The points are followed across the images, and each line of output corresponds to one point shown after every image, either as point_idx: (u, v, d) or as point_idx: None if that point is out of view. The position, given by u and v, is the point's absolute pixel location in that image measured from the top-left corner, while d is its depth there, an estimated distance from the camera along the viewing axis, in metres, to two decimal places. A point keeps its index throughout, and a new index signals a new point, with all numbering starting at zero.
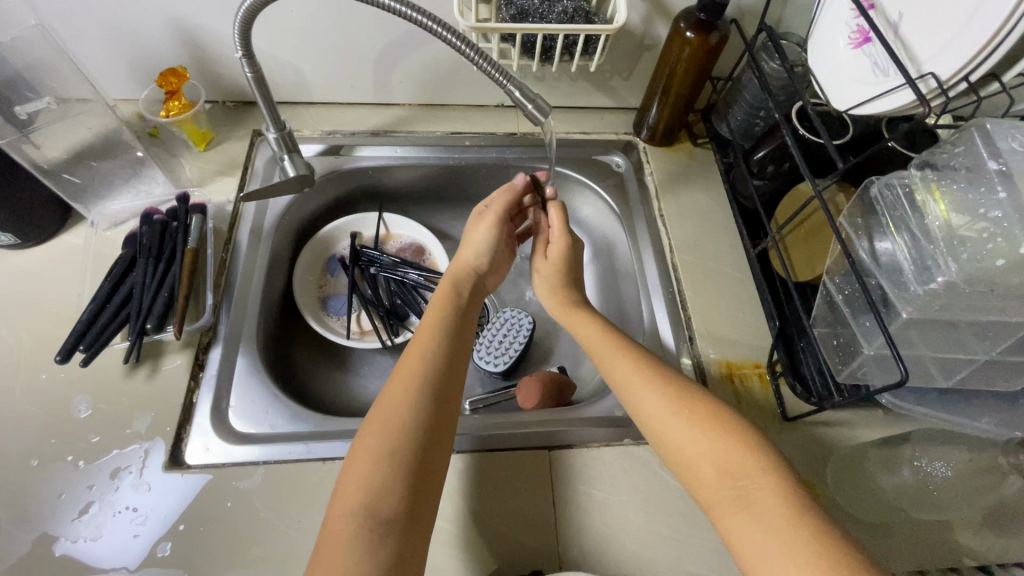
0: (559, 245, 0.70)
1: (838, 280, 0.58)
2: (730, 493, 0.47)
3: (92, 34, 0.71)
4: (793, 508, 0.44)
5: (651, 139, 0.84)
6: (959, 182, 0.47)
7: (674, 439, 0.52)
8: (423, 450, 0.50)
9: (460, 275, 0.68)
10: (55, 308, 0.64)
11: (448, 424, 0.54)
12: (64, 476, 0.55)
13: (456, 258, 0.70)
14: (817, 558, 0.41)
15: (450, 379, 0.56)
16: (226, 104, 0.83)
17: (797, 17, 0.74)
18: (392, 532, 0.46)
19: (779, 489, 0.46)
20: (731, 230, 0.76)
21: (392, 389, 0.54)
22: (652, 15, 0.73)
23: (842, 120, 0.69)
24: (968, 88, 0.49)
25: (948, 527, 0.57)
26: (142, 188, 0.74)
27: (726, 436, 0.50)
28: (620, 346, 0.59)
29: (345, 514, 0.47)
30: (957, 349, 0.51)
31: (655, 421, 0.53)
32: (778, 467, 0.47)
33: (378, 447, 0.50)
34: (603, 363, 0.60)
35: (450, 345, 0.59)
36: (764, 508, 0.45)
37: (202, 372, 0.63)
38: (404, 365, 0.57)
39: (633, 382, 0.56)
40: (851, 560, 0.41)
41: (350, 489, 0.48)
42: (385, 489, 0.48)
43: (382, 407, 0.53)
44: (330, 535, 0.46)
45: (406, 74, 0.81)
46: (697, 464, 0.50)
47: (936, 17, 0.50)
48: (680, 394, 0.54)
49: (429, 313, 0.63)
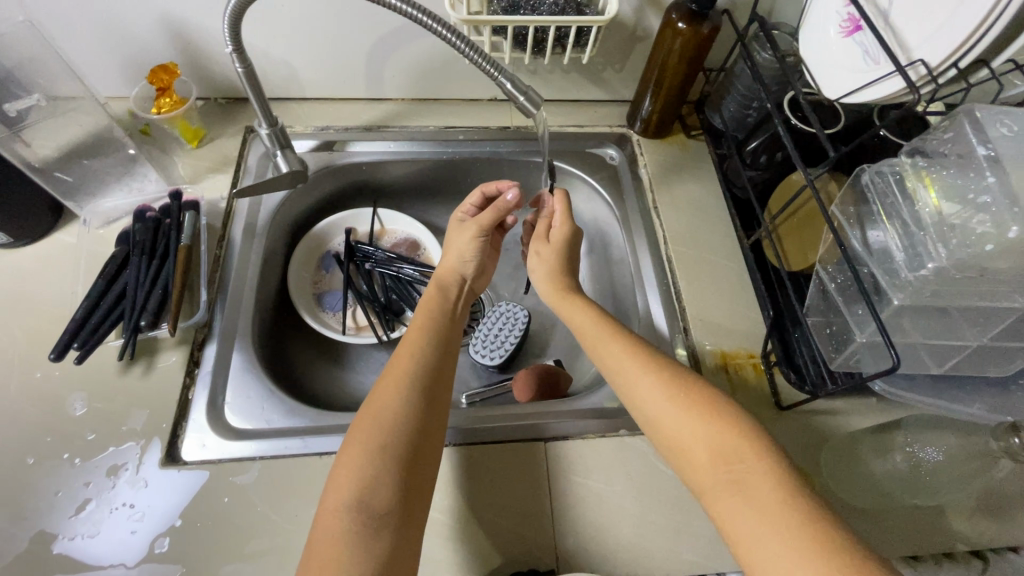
0: (561, 229, 0.71)
1: (831, 268, 0.58)
2: (726, 477, 0.47)
3: (82, 32, 0.70)
4: (788, 492, 0.44)
5: (645, 131, 0.83)
6: (949, 169, 0.47)
7: (669, 424, 0.52)
8: (415, 446, 0.51)
9: (448, 279, 0.68)
10: (49, 306, 0.64)
11: (438, 421, 0.54)
12: (60, 473, 0.55)
13: (443, 263, 0.70)
14: (811, 540, 0.41)
15: (438, 377, 0.57)
16: (217, 101, 0.83)
17: (789, 6, 0.73)
18: (385, 527, 0.46)
19: (773, 473, 0.46)
20: (725, 221, 0.77)
21: (381, 388, 0.54)
22: (644, 6, 0.73)
23: (835, 110, 0.69)
24: (958, 75, 0.49)
25: (942, 512, 0.57)
26: (134, 185, 0.73)
27: (719, 421, 0.50)
28: (614, 332, 0.60)
29: (336, 510, 0.47)
30: (947, 334, 0.52)
31: (651, 405, 0.53)
32: (772, 451, 0.47)
33: (369, 444, 0.50)
34: (598, 350, 0.60)
35: (440, 344, 0.60)
36: (759, 493, 0.45)
37: (197, 369, 0.63)
38: (392, 365, 0.57)
39: (629, 367, 0.56)
40: (846, 542, 0.40)
41: (341, 486, 0.48)
42: (377, 485, 0.48)
43: (371, 406, 0.53)
44: (322, 530, 0.46)
45: (398, 69, 0.80)
46: (692, 450, 0.50)
47: (925, 4, 0.50)
48: (674, 380, 0.54)
49: (419, 313, 0.63)
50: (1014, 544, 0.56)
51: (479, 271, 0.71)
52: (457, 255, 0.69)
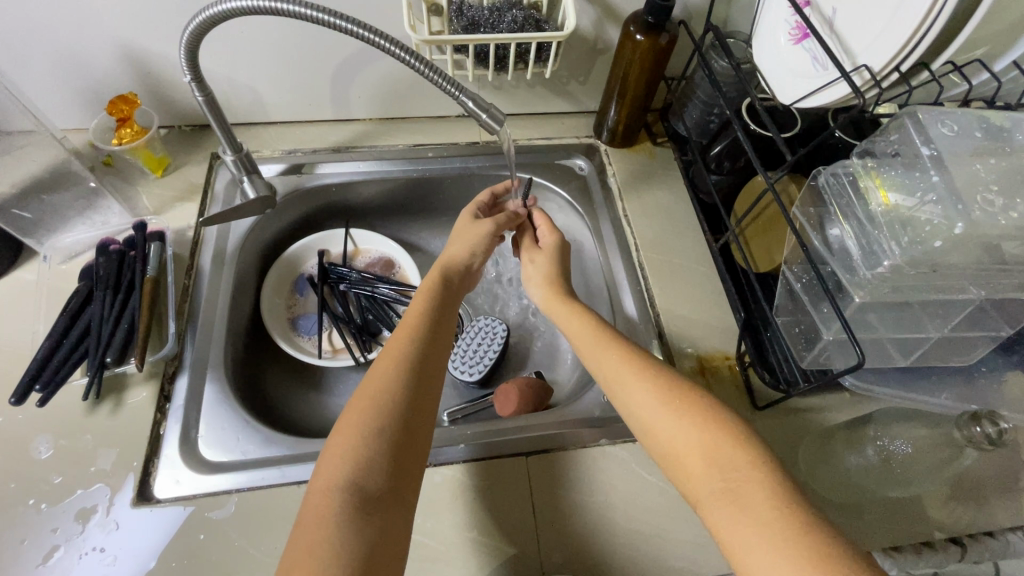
0: (549, 237, 0.72)
1: (796, 268, 0.60)
2: (719, 485, 0.45)
3: (37, 66, 0.70)
4: (782, 500, 0.43)
5: (612, 140, 0.84)
6: (896, 169, 0.48)
7: (662, 432, 0.51)
8: (410, 430, 0.50)
9: (456, 262, 0.66)
10: (10, 348, 0.62)
11: (432, 405, 0.53)
12: (27, 521, 0.53)
13: (448, 249, 0.67)
14: (806, 549, 0.39)
15: (435, 361, 0.56)
16: (182, 129, 0.82)
17: (742, 14, 0.75)
18: (377, 510, 0.45)
19: (768, 482, 0.44)
20: (694, 226, 0.78)
21: (377, 370, 0.53)
22: (603, 19, 0.74)
23: (790, 114, 0.71)
24: (900, 79, 0.51)
25: (920, 503, 0.58)
26: (97, 219, 0.71)
27: (714, 429, 0.48)
28: (607, 340, 0.59)
29: (327, 489, 0.45)
30: (908, 328, 0.54)
31: (645, 415, 0.52)
32: (766, 459, 0.46)
33: (365, 424, 0.49)
34: (594, 358, 0.58)
35: (437, 327, 0.58)
36: (755, 502, 0.43)
37: (168, 404, 0.61)
38: (389, 346, 0.56)
39: (622, 374, 0.55)
40: (839, 548, 0.39)
41: (334, 465, 0.47)
42: (371, 466, 0.47)
43: (369, 385, 0.52)
44: (312, 509, 0.45)
45: (364, 90, 0.81)
46: (686, 456, 0.49)
47: (866, 13, 0.53)
48: (669, 388, 0.53)
49: (420, 294, 0.61)
50: (988, 529, 0.57)
51: (483, 254, 0.68)
52: (465, 245, 0.67)
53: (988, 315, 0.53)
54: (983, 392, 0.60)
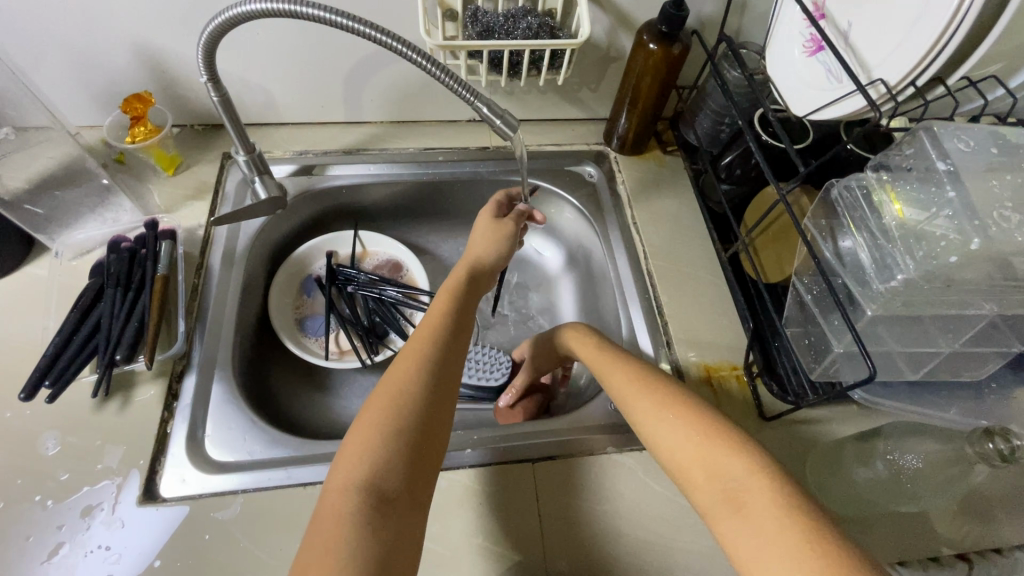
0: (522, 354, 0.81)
1: (807, 279, 0.59)
2: (721, 494, 0.45)
3: (52, 63, 0.70)
4: (785, 508, 0.41)
5: (622, 148, 0.85)
6: (912, 182, 0.49)
7: (664, 445, 0.50)
8: (427, 432, 0.50)
9: (477, 264, 0.66)
10: (19, 343, 0.62)
11: (449, 407, 0.53)
12: (32, 518, 0.53)
13: (468, 251, 0.68)
14: (815, 556, 0.38)
15: (454, 363, 0.56)
16: (194, 128, 0.82)
17: (755, 25, 0.76)
18: (392, 512, 0.45)
19: (771, 488, 0.43)
20: (703, 235, 0.78)
21: (397, 370, 0.53)
22: (615, 27, 0.75)
23: (803, 125, 0.72)
24: (916, 93, 0.51)
25: (927, 518, 0.58)
26: (107, 215, 0.71)
27: (708, 435, 0.48)
28: (617, 356, 0.60)
29: (344, 490, 0.45)
30: (919, 342, 0.54)
31: (647, 428, 0.52)
32: (768, 465, 0.45)
33: (384, 424, 0.48)
34: (602, 373, 0.60)
35: (456, 328, 0.58)
36: (757, 511, 0.42)
37: (176, 402, 0.61)
38: (409, 347, 0.56)
39: (627, 388, 0.56)
40: (849, 556, 0.38)
41: (351, 464, 0.46)
42: (389, 466, 0.47)
43: (389, 384, 0.52)
44: (328, 510, 0.44)
45: (376, 93, 0.81)
46: (686, 467, 0.48)
47: (881, 27, 0.53)
48: (670, 399, 0.53)
49: (442, 295, 0.62)
50: (996, 545, 0.57)
51: (503, 259, 0.68)
52: (489, 244, 0.67)
53: (1000, 330, 0.53)
54: (994, 408, 0.60)
